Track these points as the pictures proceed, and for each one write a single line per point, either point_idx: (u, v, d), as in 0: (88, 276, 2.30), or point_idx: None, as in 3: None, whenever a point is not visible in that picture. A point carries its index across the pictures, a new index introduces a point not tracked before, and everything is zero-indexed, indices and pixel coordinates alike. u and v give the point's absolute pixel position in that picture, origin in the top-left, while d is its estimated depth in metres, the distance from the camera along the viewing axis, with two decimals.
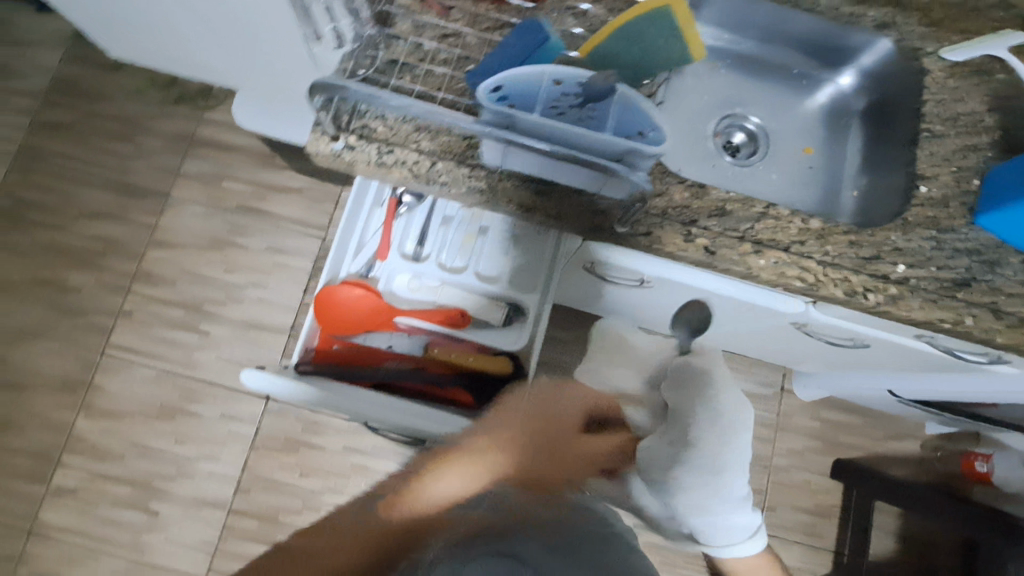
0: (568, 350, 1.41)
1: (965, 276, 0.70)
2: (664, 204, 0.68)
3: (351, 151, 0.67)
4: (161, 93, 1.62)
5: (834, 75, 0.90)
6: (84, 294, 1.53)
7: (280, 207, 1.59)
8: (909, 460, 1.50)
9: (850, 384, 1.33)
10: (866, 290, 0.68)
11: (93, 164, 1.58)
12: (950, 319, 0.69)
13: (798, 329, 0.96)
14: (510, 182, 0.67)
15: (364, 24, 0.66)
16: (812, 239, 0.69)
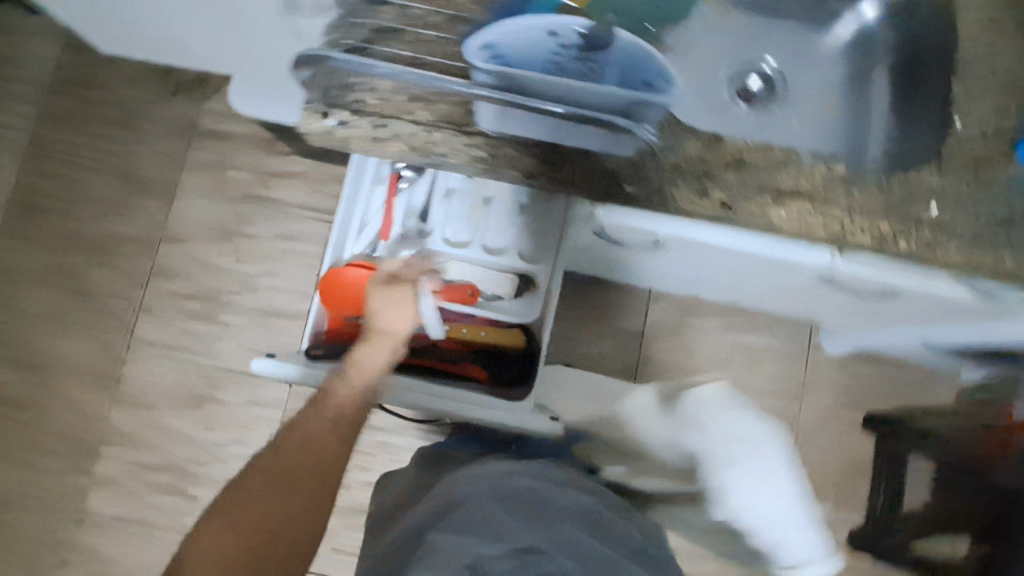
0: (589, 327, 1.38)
1: (1011, 216, 0.65)
2: (678, 158, 0.64)
3: (345, 128, 0.63)
4: (157, 85, 1.59)
5: (855, 7, 0.82)
6: (103, 291, 1.55)
7: (285, 193, 1.58)
8: (942, 411, 1.46)
9: (879, 337, 1.29)
10: (898, 237, 0.63)
11: (98, 160, 1.58)
12: (991, 261, 0.63)
13: (821, 283, 0.92)
14: (512, 147, 0.63)
15: None
16: (837, 185, 0.65)
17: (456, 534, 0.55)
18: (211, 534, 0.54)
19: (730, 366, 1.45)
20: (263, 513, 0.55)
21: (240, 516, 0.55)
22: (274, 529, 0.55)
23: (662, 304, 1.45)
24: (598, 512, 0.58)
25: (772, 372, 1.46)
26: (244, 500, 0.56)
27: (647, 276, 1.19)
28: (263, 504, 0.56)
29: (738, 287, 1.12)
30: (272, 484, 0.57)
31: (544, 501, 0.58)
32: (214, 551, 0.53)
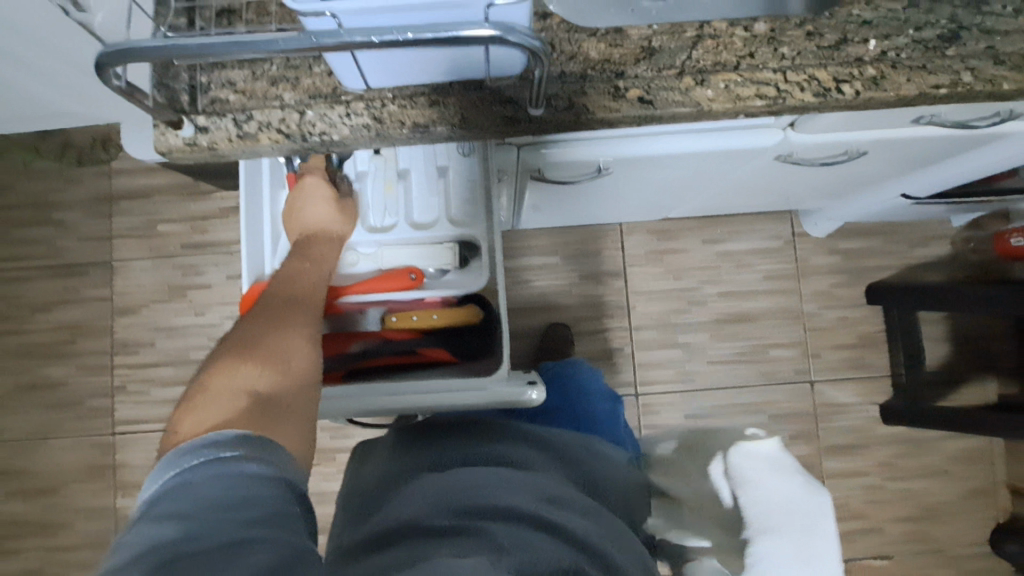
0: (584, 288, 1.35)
1: (951, 26, 0.59)
2: (581, 65, 0.57)
3: (206, 133, 0.56)
4: (58, 161, 1.49)
5: None
6: (71, 385, 1.48)
7: (224, 232, 1.50)
8: (942, 262, 1.41)
9: (861, 205, 1.22)
10: (840, 83, 0.56)
11: (21, 256, 1.49)
12: (947, 81, 0.56)
13: (781, 163, 0.85)
14: (396, 104, 0.56)
15: None
16: (763, 45, 0.57)
17: (446, 548, 0.50)
18: (217, 384, 0.51)
19: (723, 276, 1.39)
20: (260, 363, 0.55)
21: (243, 367, 0.53)
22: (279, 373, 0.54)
23: (637, 234, 1.38)
24: (592, 536, 0.55)
25: (765, 271, 1.40)
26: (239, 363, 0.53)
27: (603, 210, 1.12)
28: (261, 356, 0.55)
29: (697, 195, 1.07)
30: (261, 340, 0.56)
31: (543, 523, 0.55)
32: (230, 394, 0.50)
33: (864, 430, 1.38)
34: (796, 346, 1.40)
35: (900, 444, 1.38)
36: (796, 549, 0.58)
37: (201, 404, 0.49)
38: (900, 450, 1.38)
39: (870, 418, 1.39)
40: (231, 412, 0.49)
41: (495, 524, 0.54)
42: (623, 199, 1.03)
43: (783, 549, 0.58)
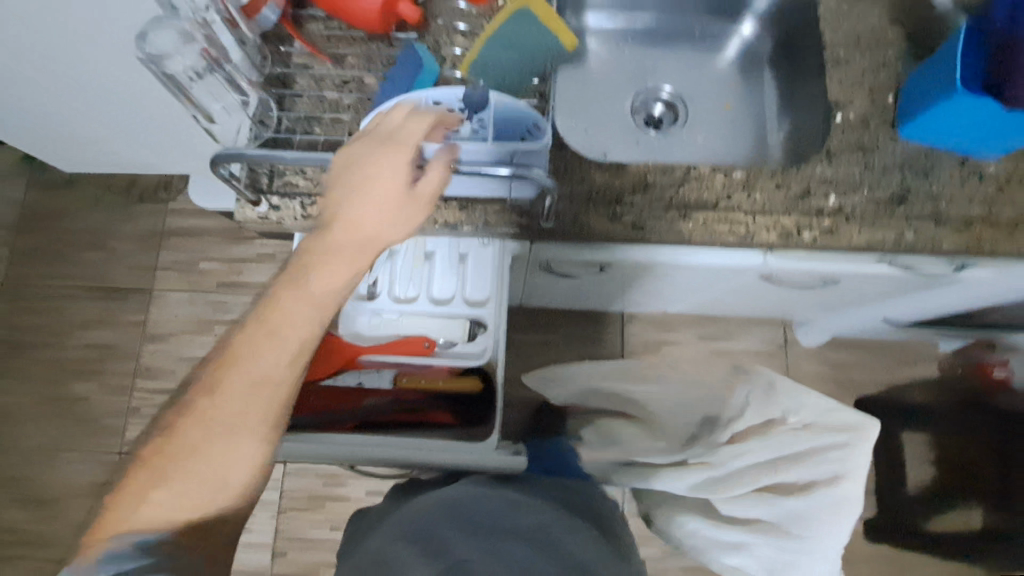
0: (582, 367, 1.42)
1: (900, 191, 0.70)
2: (586, 189, 0.69)
3: (277, 210, 0.69)
4: (121, 197, 1.66)
5: (735, 26, 0.89)
6: (92, 403, 1.57)
7: (257, 276, 1.62)
8: (928, 382, 1.47)
9: (847, 319, 1.30)
10: (800, 229, 0.68)
11: (72, 277, 1.63)
12: (892, 236, 0.68)
13: (765, 280, 0.95)
14: (432, 204, 0.68)
15: (248, 90, 0.68)
16: (739, 189, 0.69)
17: (416, 562, 0.53)
18: (167, 450, 0.53)
19: None
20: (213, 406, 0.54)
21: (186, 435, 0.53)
22: (222, 467, 0.53)
23: (636, 323, 1.47)
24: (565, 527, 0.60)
25: None
26: (198, 429, 0.53)
27: (603, 300, 1.22)
28: (211, 436, 0.53)
29: (691, 296, 1.17)
30: (232, 399, 0.53)
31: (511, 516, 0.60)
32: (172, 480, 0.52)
33: (847, 542, 1.39)
34: None
35: (883, 562, 1.38)
36: (821, 498, 0.69)
37: (133, 487, 0.52)
38: (883, 568, 1.37)
39: (854, 531, 1.39)
40: (169, 506, 0.51)
41: (464, 520, 0.58)
42: (622, 293, 1.14)
43: (817, 504, 0.69)
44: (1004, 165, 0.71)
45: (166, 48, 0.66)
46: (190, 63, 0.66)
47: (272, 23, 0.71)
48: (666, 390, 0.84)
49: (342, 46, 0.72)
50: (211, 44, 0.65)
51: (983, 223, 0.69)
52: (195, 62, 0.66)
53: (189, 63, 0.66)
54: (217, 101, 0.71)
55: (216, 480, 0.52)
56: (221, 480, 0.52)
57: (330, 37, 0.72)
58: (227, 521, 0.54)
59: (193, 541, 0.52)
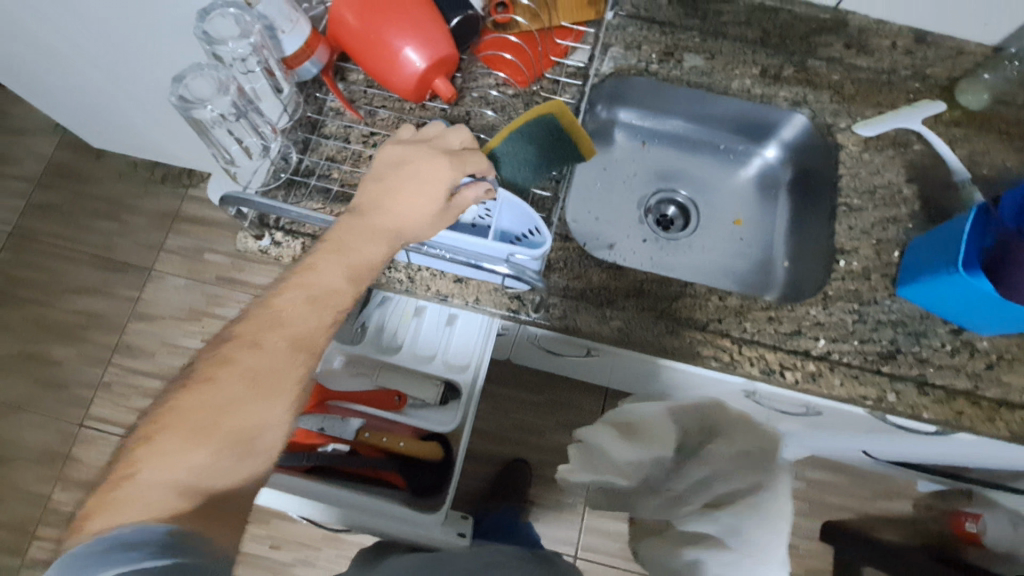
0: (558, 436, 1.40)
1: (889, 348, 0.70)
2: (582, 285, 0.70)
3: (278, 247, 0.70)
4: (145, 173, 1.68)
5: (759, 148, 0.91)
6: (65, 368, 1.56)
7: (257, 277, 1.61)
8: (901, 521, 1.43)
9: (828, 443, 1.28)
10: (784, 368, 0.68)
11: (78, 240, 1.64)
12: (873, 395, 0.67)
13: (749, 398, 0.94)
14: (429, 272, 0.69)
15: (269, 136, 0.70)
16: (731, 316, 0.70)
17: None
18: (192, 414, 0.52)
19: None
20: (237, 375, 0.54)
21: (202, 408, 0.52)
22: (249, 428, 0.53)
23: None
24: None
25: None
26: (234, 386, 0.53)
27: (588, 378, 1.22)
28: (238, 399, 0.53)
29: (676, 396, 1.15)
30: (266, 362, 0.55)
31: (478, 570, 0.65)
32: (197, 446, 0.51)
33: None
34: None
35: None
36: None
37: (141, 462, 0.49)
38: None
39: None
40: (197, 466, 0.50)
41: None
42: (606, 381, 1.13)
43: None
44: (996, 342, 0.71)
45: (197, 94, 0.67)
46: (221, 109, 0.67)
47: (311, 75, 0.71)
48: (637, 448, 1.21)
49: (376, 103, 0.74)
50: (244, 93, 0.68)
51: (965, 398, 0.68)
52: (226, 109, 0.67)
53: (219, 113, 0.67)
54: (239, 142, 0.71)
55: (242, 442, 0.52)
56: (247, 440, 0.52)
57: (366, 92, 0.75)
58: (239, 494, 0.52)
59: (210, 510, 0.49)
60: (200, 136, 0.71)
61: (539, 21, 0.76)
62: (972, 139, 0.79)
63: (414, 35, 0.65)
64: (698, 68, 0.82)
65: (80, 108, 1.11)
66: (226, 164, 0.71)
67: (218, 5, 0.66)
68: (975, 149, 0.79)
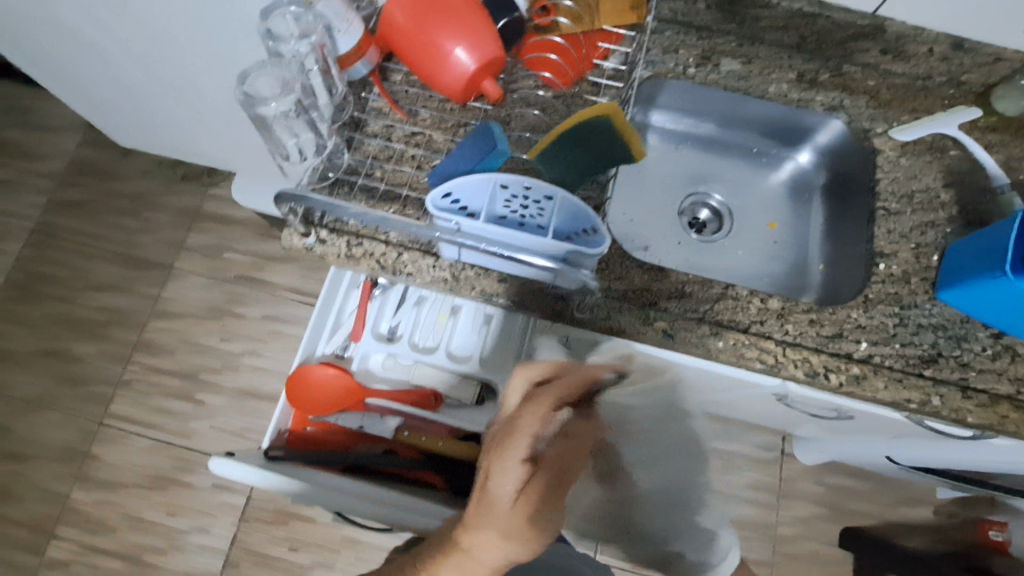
0: None
1: (931, 352, 0.70)
2: (624, 286, 0.70)
3: (322, 245, 0.69)
4: (169, 172, 1.69)
5: (792, 152, 0.92)
6: (86, 364, 1.56)
7: (278, 276, 1.62)
8: (922, 528, 1.44)
9: (852, 449, 1.28)
10: (828, 371, 0.68)
11: (100, 238, 1.64)
12: (918, 399, 0.68)
13: (780, 401, 0.95)
14: (473, 271, 0.68)
15: (326, 135, 0.71)
16: (773, 318, 0.70)
17: None
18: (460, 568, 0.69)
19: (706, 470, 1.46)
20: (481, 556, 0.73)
21: None
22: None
23: None
24: None
25: (746, 480, 1.46)
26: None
27: None
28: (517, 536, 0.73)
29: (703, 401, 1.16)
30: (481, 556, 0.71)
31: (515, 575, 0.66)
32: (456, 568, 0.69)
33: None
34: (760, 564, 1.42)
35: None
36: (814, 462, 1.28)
37: None
38: None
39: None
40: None
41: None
42: None
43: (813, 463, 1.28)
44: None
45: (262, 91, 0.70)
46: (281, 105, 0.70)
47: (361, 75, 0.72)
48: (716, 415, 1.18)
49: (418, 103, 0.75)
50: (307, 90, 0.70)
51: (1008, 403, 0.68)
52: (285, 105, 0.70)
53: (281, 109, 0.69)
54: (294, 137, 0.73)
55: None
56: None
57: (408, 92, 0.75)
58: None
59: None
60: (264, 134, 0.74)
61: (582, 24, 0.76)
62: (1009, 145, 0.80)
63: (465, 36, 0.65)
64: (735, 72, 0.83)
65: (111, 110, 1.13)
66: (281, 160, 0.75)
67: (278, 5, 0.70)
68: (1012, 155, 0.79)
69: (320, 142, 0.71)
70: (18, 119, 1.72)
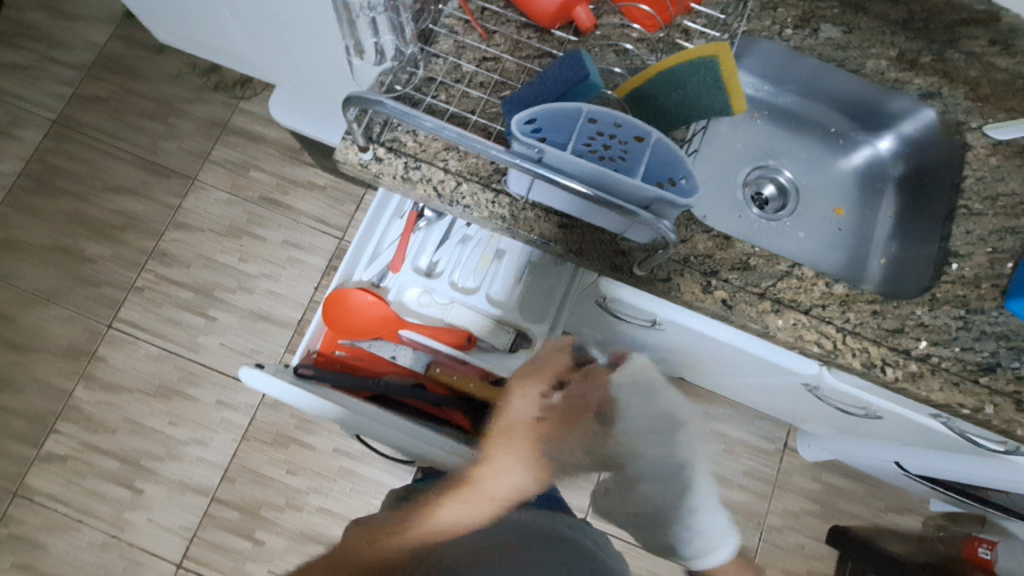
0: None
1: (989, 360, 0.67)
2: (687, 251, 0.67)
3: (379, 163, 0.65)
4: (199, 80, 1.62)
5: (872, 137, 0.87)
6: (99, 266, 1.53)
7: (301, 202, 1.57)
8: (908, 536, 1.45)
9: (856, 452, 1.28)
10: (885, 364, 0.66)
11: (123, 139, 1.59)
12: (971, 405, 0.65)
13: (809, 392, 0.93)
14: (533, 213, 0.65)
15: (407, 42, 0.65)
16: (835, 304, 0.67)
17: None
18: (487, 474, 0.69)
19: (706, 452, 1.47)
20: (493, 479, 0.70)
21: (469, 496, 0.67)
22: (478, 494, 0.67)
23: None
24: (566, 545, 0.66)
25: (743, 466, 1.47)
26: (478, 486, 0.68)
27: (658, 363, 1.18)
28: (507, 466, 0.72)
29: (724, 384, 1.15)
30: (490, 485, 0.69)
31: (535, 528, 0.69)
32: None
33: None
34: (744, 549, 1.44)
35: None
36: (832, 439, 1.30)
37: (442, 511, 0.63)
38: None
39: None
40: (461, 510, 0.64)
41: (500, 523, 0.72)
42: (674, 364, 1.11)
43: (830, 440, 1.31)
44: None
45: None
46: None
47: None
48: (744, 394, 1.19)
49: (494, 23, 0.70)
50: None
51: None
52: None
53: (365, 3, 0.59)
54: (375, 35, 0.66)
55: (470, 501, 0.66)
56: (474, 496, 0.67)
57: (484, 10, 0.70)
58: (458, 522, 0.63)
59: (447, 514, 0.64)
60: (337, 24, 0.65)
61: None
62: None
63: None
64: (834, 41, 0.78)
65: (141, 10, 1.06)
66: (353, 55, 0.69)
67: None
68: None
69: (400, 45, 0.65)
70: (45, 4, 1.64)
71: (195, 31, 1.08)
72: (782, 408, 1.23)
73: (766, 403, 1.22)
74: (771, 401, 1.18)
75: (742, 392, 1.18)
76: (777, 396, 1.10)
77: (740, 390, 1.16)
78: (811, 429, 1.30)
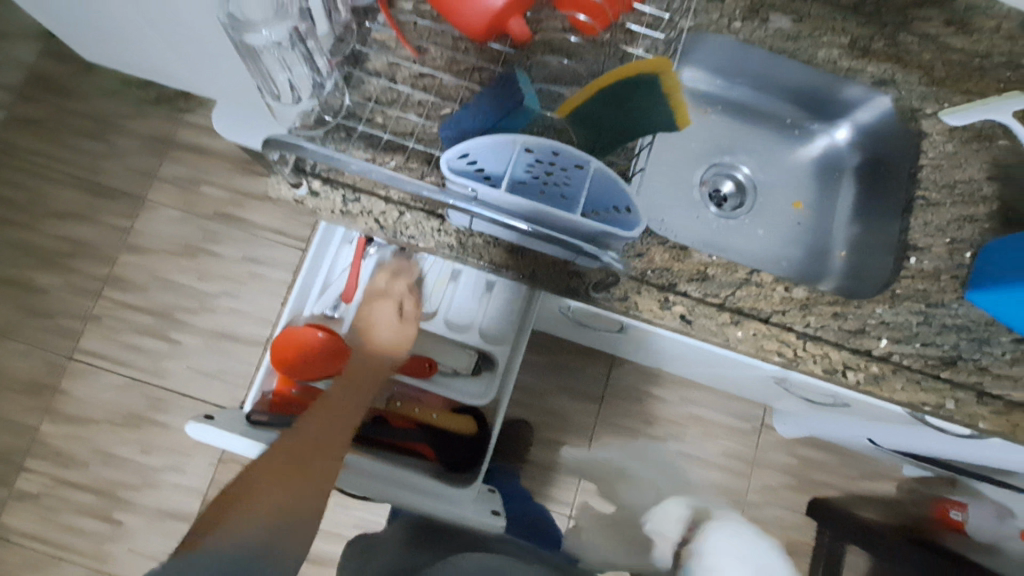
0: (562, 399, 1.45)
1: (950, 354, 0.66)
2: (643, 265, 0.64)
3: (316, 197, 0.61)
4: (138, 93, 1.54)
5: (828, 126, 0.86)
6: (53, 297, 1.47)
7: (256, 215, 1.52)
8: (880, 500, 1.47)
9: (831, 428, 1.29)
10: (846, 368, 0.65)
11: (63, 160, 1.51)
12: (932, 402, 0.65)
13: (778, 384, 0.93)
14: (482, 239, 0.62)
15: (325, 71, 0.62)
16: (795, 308, 0.66)
17: None
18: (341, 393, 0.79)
19: (684, 437, 1.46)
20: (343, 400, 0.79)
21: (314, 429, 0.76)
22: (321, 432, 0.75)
23: (622, 369, 1.47)
24: None
25: (720, 447, 1.47)
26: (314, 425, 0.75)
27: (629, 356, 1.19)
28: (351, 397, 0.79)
29: (699, 376, 1.15)
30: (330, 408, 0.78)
31: None
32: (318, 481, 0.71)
33: None
34: None
35: None
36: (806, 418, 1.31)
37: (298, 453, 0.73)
38: None
39: None
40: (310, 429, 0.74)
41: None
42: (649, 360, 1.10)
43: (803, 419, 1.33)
44: None
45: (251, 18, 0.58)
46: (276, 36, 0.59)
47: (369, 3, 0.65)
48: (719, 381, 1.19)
49: (427, 38, 0.66)
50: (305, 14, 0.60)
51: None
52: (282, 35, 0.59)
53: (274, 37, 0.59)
54: (288, 71, 0.63)
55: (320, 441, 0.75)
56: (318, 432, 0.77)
57: (417, 25, 0.66)
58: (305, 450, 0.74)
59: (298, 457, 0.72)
60: (249, 64, 0.63)
61: None
62: None
63: None
64: (785, 31, 0.75)
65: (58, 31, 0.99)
66: (271, 99, 0.64)
67: None
68: None
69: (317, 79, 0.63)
70: None
71: (115, 48, 1.00)
72: (756, 393, 1.24)
73: (743, 389, 1.23)
74: (745, 388, 1.19)
75: (716, 381, 1.18)
76: (749, 385, 1.11)
77: (714, 380, 1.16)
78: (785, 409, 1.31)
